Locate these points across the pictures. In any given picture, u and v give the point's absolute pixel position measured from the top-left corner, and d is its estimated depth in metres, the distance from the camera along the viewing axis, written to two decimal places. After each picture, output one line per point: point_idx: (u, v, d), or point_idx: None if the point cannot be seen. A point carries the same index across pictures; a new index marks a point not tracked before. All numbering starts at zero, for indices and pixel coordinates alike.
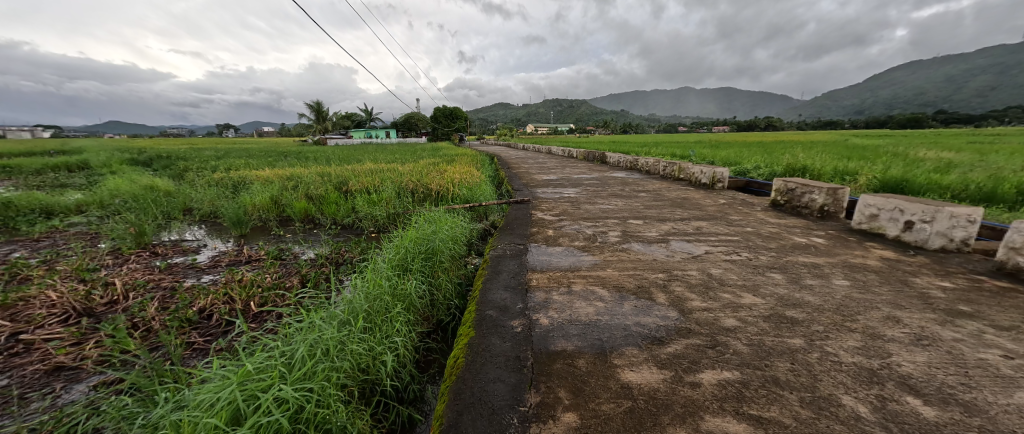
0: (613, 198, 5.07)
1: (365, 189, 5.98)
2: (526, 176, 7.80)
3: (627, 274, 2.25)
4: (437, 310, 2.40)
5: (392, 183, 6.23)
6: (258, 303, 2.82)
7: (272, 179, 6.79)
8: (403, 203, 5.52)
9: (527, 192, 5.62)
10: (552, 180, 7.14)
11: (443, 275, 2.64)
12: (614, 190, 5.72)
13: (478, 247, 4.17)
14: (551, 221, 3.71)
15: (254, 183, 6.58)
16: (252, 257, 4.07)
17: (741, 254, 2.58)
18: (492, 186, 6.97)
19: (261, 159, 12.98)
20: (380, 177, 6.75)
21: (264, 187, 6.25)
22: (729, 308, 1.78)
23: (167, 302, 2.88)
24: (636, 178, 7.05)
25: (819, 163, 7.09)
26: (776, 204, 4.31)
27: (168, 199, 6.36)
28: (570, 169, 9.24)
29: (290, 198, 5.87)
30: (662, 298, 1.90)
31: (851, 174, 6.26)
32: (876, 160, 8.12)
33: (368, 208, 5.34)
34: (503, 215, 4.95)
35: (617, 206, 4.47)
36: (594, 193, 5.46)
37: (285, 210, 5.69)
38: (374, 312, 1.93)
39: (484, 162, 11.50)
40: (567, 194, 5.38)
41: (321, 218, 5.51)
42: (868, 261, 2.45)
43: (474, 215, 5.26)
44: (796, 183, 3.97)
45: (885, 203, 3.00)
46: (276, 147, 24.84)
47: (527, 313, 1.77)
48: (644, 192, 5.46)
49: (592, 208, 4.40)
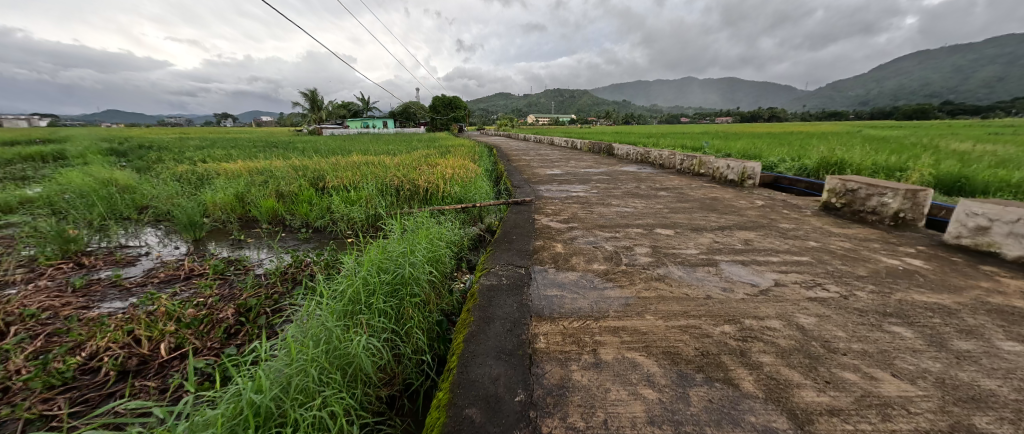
0: (629, 198, 4.34)
1: (343, 185, 5.24)
2: (527, 170, 7.04)
3: (678, 326, 1.53)
4: (404, 369, 1.70)
5: (374, 178, 5.45)
6: (170, 348, 2.11)
7: (241, 172, 6.02)
8: (385, 203, 4.81)
9: (528, 189, 4.90)
10: (556, 174, 6.41)
11: (414, 314, 1.94)
12: (629, 188, 4.98)
13: (469, 259, 3.48)
14: (559, 231, 2.99)
15: (220, 177, 5.82)
16: (194, 270, 3.35)
17: (829, 289, 1.85)
18: (489, 182, 6.21)
19: (245, 150, 12.15)
20: (362, 171, 6.01)
21: (230, 183, 5.49)
22: (874, 411, 1.05)
23: (51, 342, 2.16)
24: (650, 173, 6.30)
25: (857, 156, 6.30)
26: (829, 207, 3.57)
27: (120, 195, 5.59)
28: (575, 162, 8.47)
29: (256, 195, 5.12)
30: (749, 382, 1.18)
31: (897, 169, 5.50)
32: (914, 153, 7.35)
33: (344, 208, 4.63)
34: (500, 218, 4.26)
35: (636, 210, 3.74)
36: (606, 191, 4.72)
37: (251, 209, 4.95)
38: (290, 399, 1.22)
39: (482, 154, 10.75)
40: (575, 193, 4.65)
41: (291, 220, 4.80)
42: (1014, 301, 1.73)
43: (468, 218, 4.56)
44: (862, 183, 3.23)
45: (1003, 213, 2.28)
46: (267, 137, 24.02)
47: (531, 419, 1.05)
48: (663, 191, 4.73)
49: (608, 212, 3.65)
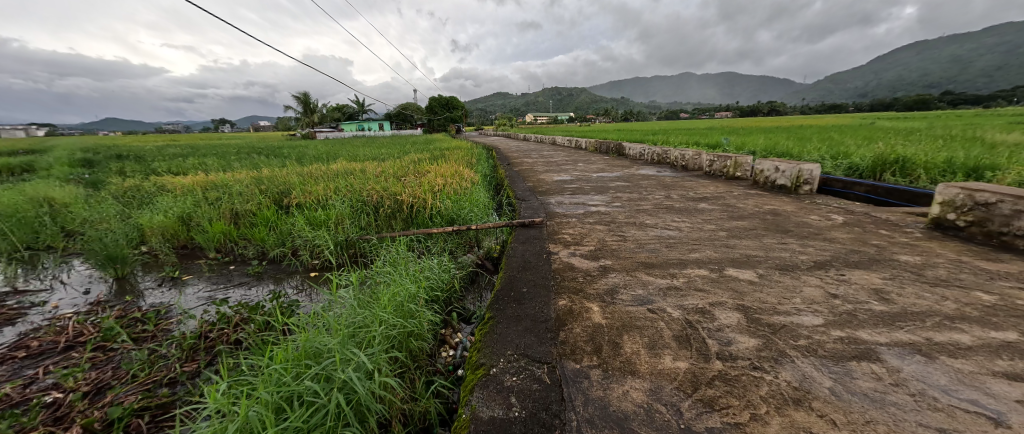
0: (665, 214, 3.44)
1: (311, 202, 4.31)
2: (531, 176, 6.14)
3: None
4: None
5: (349, 190, 4.54)
6: None
7: (194, 186, 5.07)
8: (360, 224, 3.92)
9: (536, 203, 4.00)
10: (566, 181, 5.51)
11: None
12: (659, 199, 4.08)
13: (462, 306, 2.58)
14: (589, 276, 2.09)
15: (168, 193, 4.88)
16: (82, 332, 2.42)
17: None
18: (487, 192, 5.29)
19: (224, 158, 11.21)
20: (338, 181, 5.09)
21: (176, 201, 4.56)
22: None
23: None
24: (675, 178, 5.40)
25: (919, 151, 5.36)
26: (942, 225, 2.70)
27: (46, 219, 4.65)
28: (584, 165, 7.55)
29: (204, 216, 4.20)
30: None
31: (976, 165, 4.59)
32: (971, 145, 6.43)
33: (308, 233, 3.74)
34: (503, 243, 3.36)
35: (683, 233, 2.82)
36: (632, 205, 3.82)
37: (196, 235, 4.03)
38: None
39: (480, 157, 9.88)
40: (594, 208, 3.74)
41: (246, 247, 3.90)
42: None
43: (462, 244, 3.68)
44: (1004, 194, 2.33)
45: None
46: (257, 142, 23.20)
47: None
48: (704, 204, 3.83)
49: (646, 238, 2.74)
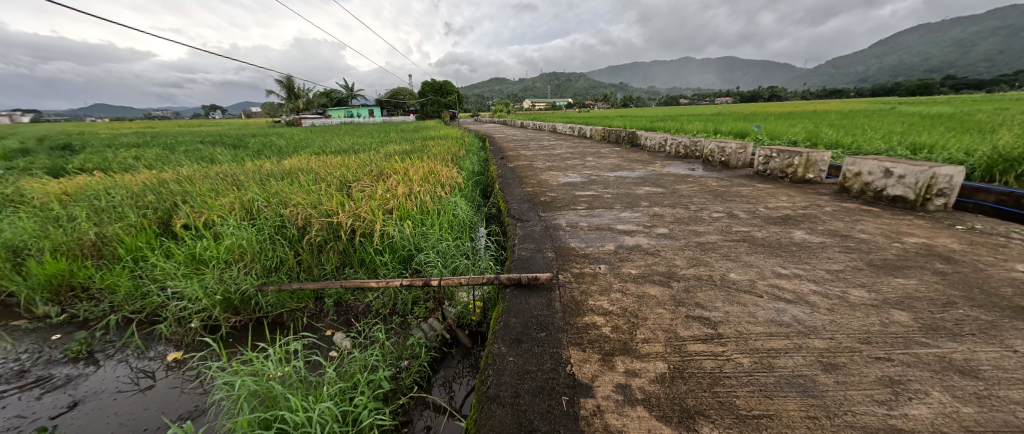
0: (751, 255, 2.09)
1: (203, 224, 2.89)
2: (530, 176, 4.77)
3: None
4: None
5: (268, 204, 3.13)
6: None
7: (60, 197, 3.62)
8: (268, 267, 2.56)
9: (539, 229, 2.64)
10: (578, 185, 4.16)
11: None
12: (722, 220, 2.74)
13: None
14: None
15: (16, 208, 3.42)
16: None
17: None
18: (472, 201, 3.92)
19: (176, 149, 9.72)
20: (263, 187, 3.67)
21: (13, 221, 3.11)
22: None
23: None
24: (722, 182, 4.05)
25: None
26: None
27: None
28: (594, 159, 6.17)
29: (38, 250, 2.77)
30: None
31: None
32: None
33: (178, 283, 2.35)
34: (487, 311, 2.00)
35: (821, 316, 1.47)
36: (687, 234, 2.48)
37: (16, 280, 2.60)
38: None
39: (472, 150, 8.50)
40: (630, 240, 2.40)
41: (88, 302, 2.50)
42: None
43: (421, 301, 2.33)
44: None
45: None
46: (232, 129, 21.52)
47: None
48: (795, 230, 2.48)
49: (760, 334, 1.37)
